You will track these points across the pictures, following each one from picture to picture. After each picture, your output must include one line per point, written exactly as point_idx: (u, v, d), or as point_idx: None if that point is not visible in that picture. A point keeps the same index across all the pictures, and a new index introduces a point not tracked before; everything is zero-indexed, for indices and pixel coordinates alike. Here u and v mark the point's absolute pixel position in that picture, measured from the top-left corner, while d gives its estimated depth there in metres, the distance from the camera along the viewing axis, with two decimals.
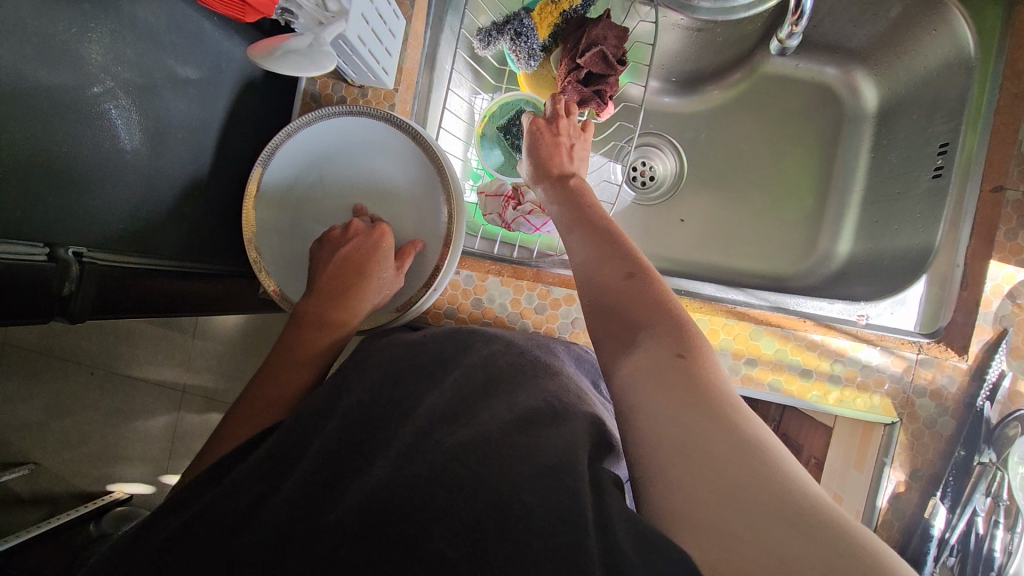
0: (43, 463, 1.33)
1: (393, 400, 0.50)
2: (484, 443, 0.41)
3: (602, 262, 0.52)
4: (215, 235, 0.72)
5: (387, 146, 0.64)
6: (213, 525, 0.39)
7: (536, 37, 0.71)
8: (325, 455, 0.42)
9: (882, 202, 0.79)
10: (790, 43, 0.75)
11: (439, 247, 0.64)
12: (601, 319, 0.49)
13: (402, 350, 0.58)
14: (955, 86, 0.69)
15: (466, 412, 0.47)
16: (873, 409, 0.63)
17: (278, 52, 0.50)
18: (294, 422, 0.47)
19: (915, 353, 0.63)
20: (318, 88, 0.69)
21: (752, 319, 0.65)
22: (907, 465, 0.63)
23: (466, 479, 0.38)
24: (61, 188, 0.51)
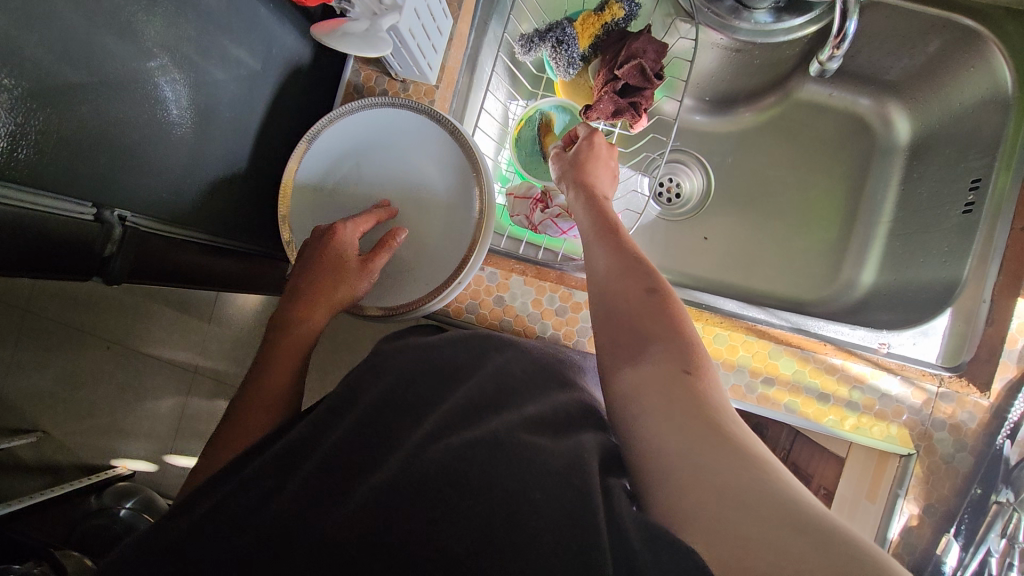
0: (51, 432, 1.34)
1: (407, 397, 0.49)
2: (491, 442, 0.40)
3: (614, 279, 0.52)
4: (252, 215, 0.74)
5: (421, 140, 0.65)
6: (225, 519, 0.39)
7: (577, 46, 0.72)
8: (332, 450, 0.43)
9: (908, 235, 0.78)
10: (830, 66, 0.74)
11: (458, 251, 0.64)
12: (612, 328, 0.49)
13: (419, 350, 0.57)
14: (991, 124, 0.69)
15: (483, 415, 0.46)
16: (890, 438, 0.62)
17: (338, 33, 0.53)
18: (314, 417, 0.47)
19: (936, 385, 0.62)
20: (362, 80, 0.71)
21: (772, 338, 0.65)
22: (921, 499, 0.62)
23: (480, 471, 0.38)
24: (115, 155, 0.53)
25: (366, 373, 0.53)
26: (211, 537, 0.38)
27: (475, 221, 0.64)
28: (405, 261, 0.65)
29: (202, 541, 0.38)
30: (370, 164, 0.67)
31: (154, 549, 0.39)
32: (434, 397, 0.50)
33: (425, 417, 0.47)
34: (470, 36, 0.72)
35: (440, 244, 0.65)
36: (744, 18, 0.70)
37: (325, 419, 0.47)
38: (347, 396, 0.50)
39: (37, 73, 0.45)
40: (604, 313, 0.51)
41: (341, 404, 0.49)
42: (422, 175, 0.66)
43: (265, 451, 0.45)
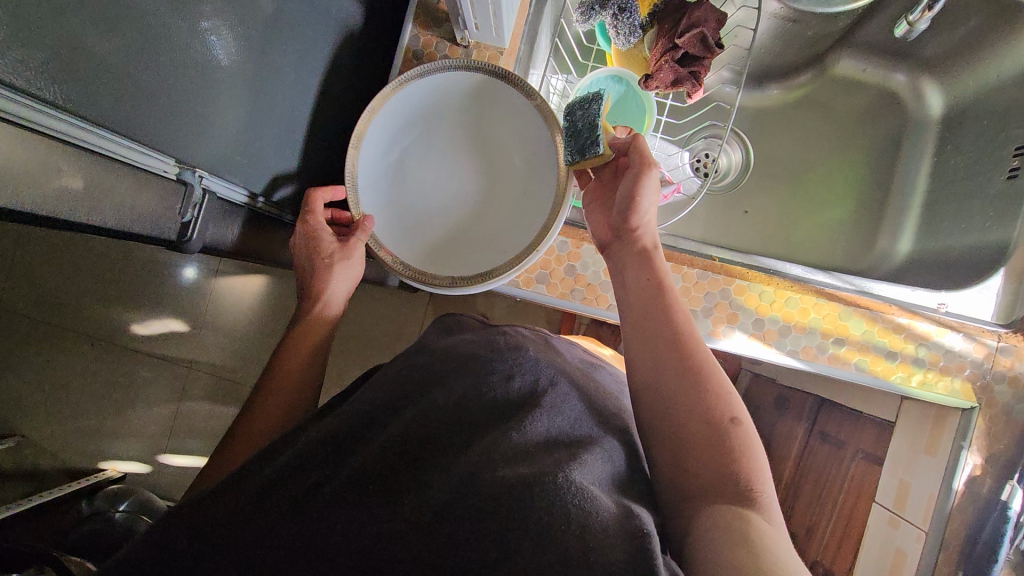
0: (29, 437, 1.36)
1: (474, 400, 0.46)
2: (550, 479, 0.35)
3: (694, 381, 0.50)
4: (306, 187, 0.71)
5: (497, 108, 0.64)
6: (244, 514, 0.35)
7: (638, 13, 0.72)
8: (365, 462, 0.38)
9: (943, 204, 0.81)
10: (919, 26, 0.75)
11: (531, 228, 0.62)
12: (679, 425, 0.48)
13: (439, 354, 0.54)
14: None
15: (539, 422, 0.43)
16: (954, 393, 0.65)
17: None
18: (362, 413, 0.43)
19: (995, 341, 0.65)
20: (422, 45, 0.69)
21: (841, 300, 0.66)
22: (984, 449, 0.65)
23: (522, 498, 0.34)
24: (200, 117, 0.49)
25: (421, 371, 0.50)
26: (224, 534, 0.35)
27: (558, 190, 0.61)
28: (472, 239, 0.64)
29: (221, 539, 0.35)
30: (436, 132, 0.65)
31: (174, 541, 0.35)
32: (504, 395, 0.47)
33: (497, 423, 0.43)
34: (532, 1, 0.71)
35: (505, 226, 0.64)
36: None
37: (381, 414, 0.44)
38: (409, 393, 0.46)
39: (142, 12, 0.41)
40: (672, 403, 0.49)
41: (405, 400, 0.45)
42: (491, 152, 0.65)
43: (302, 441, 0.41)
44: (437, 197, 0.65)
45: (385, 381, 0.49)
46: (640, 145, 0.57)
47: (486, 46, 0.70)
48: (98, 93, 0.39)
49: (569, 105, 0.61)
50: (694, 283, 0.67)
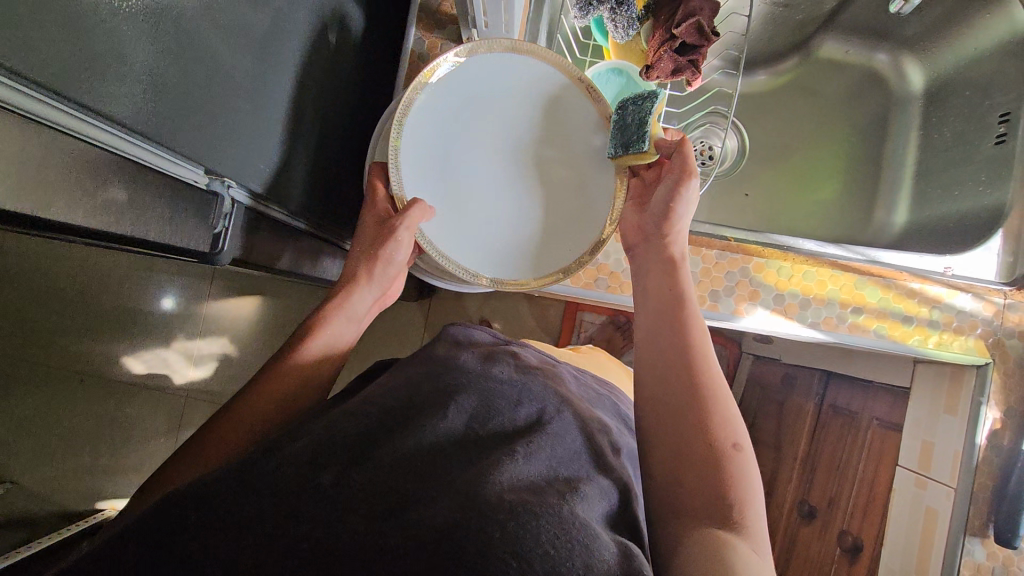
0: (20, 481, 1.31)
1: (482, 428, 0.44)
2: (548, 512, 0.34)
3: (702, 397, 0.48)
4: (322, 197, 0.71)
5: (549, 96, 0.61)
6: (219, 505, 0.33)
7: (635, 6, 0.74)
8: (353, 478, 0.36)
9: (934, 175, 0.85)
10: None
11: (593, 223, 0.61)
12: (686, 439, 0.46)
13: (429, 372, 0.51)
14: (1013, 65, 0.75)
15: (539, 445, 0.43)
16: (969, 351, 0.67)
17: None
18: (372, 427, 0.41)
19: (1002, 298, 0.68)
20: (427, 48, 0.70)
21: (855, 270, 0.68)
22: (1002, 403, 0.67)
23: (517, 535, 0.31)
24: (242, 128, 0.50)
25: (427, 387, 0.47)
26: (190, 525, 0.32)
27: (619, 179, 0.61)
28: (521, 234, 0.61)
29: (187, 531, 0.32)
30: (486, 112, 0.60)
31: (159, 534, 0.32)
32: (510, 421, 0.46)
33: (503, 447, 0.41)
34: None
35: (561, 224, 0.62)
36: None
37: (390, 429, 0.41)
38: (417, 411, 0.44)
39: (177, 25, 0.40)
40: (686, 414, 0.47)
41: (411, 414, 0.43)
42: (540, 139, 0.61)
43: (295, 443, 0.39)
44: (486, 188, 0.61)
45: (385, 390, 0.47)
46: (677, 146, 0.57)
47: None
48: (140, 97, 0.38)
49: (619, 102, 0.59)
50: (714, 264, 0.68)
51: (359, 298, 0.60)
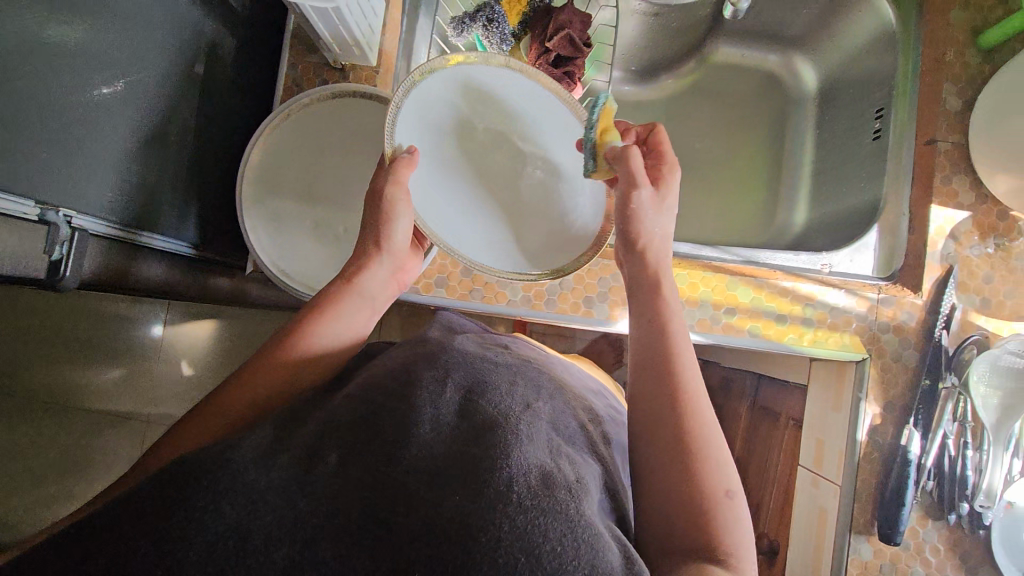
0: None
1: (482, 402, 0.41)
2: (562, 514, 0.31)
3: (685, 445, 0.41)
4: (208, 222, 0.72)
5: (536, 107, 0.59)
6: (230, 476, 0.32)
7: (507, 23, 0.77)
8: (351, 470, 0.34)
9: (829, 172, 0.85)
10: None
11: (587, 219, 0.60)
12: (669, 476, 0.41)
13: (426, 351, 0.50)
14: (884, 60, 0.75)
15: (540, 428, 0.41)
16: (844, 347, 0.67)
17: None
18: (375, 407, 0.40)
19: (876, 293, 0.68)
20: (300, 73, 0.72)
21: (728, 271, 0.69)
22: (880, 398, 0.67)
23: (522, 530, 0.30)
24: (55, 145, 0.50)
25: (426, 370, 0.44)
26: (199, 498, 0.30)
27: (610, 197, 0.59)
28: (495, 245, 0.60)
29: (192, 502, 0.30)
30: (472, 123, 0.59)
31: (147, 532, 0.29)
32: (511, 401, 0.43)
33: (501, 426, 0.38)
34: (403, 22, 0.75)
35: (549, 238, 0.60)
36: None
37: (382, 406, 0.40)
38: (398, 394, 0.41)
39: None
40: (676, 457, 0.41)
41: (401, 397, 0.40)
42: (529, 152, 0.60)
43: (293, 433, 0.38)
44: (468, 205, 0.59)
45: (373, 376, 0.45)
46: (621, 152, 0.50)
47: (364, 68, 0.72)
48: None
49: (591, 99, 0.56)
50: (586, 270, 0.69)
51: (369, 281, 0.53)
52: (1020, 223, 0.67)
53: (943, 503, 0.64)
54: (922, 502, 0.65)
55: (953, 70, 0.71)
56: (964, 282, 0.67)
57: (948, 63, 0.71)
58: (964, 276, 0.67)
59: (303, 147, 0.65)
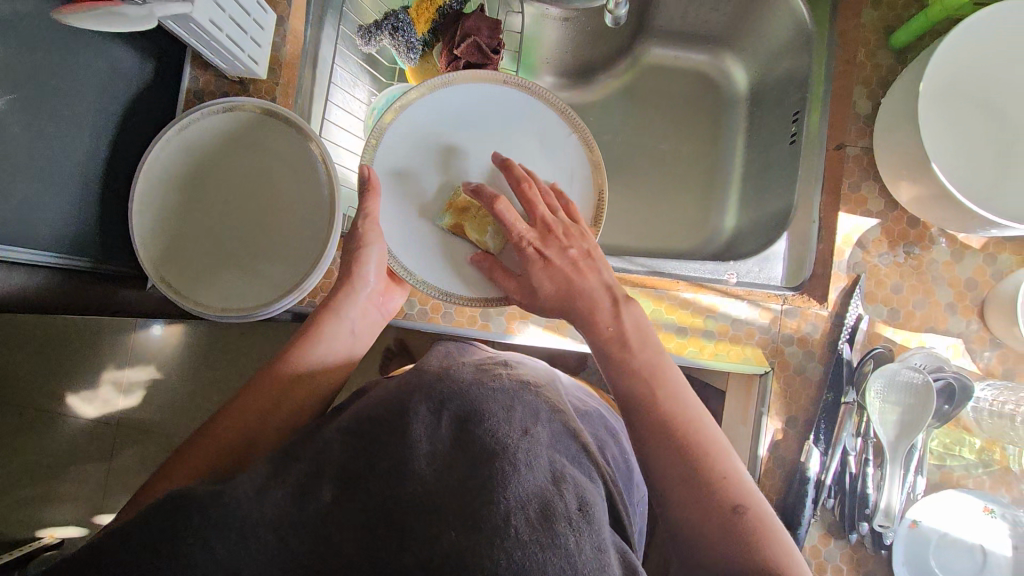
0: None
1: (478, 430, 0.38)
2: (566, 561, 0.30)
3: (691, 434, 0.46)
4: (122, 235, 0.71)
5: (520, 115, 0.64)
6: (218, 511, 0.33)
7: (413, 31, 0.76)
8: (345, 502, 0.35)
9: (756, 177, 0.83)
10: (619, 11, 0.73)
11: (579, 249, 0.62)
12: (687, 478, 0.45)
13: (435, 369, 0.47)
14: (801, 62, 0.73)
15: (546, 446, 0.39)
16: (746, 360, 0.65)
17: (106, 14, 0.47)
18: (378, 428, 0.39)
19: (780, 304, 0.66)
20: (201, 86, 0.72)
21: (628, 283, 0.67)
22: (783, 413, 0.64)
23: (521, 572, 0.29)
24: None
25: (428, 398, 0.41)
26: (186, 533, 0.32)
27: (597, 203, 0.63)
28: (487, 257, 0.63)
29: (182, 536, 0.32)
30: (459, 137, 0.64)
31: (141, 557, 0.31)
32: (509, 427, 0.38)
33: (501, 450, 0.36)
34: (307, 32, 0.75)
35: None
36: None
37: (390, 423, 0.39)
38: (389, 417, 0.40)
39: None
40: (698, 458, 0.45)
41: (396, 424, 0.39)
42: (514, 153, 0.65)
43: (293, 465, 0.38)
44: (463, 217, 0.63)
45: (376, 405, 0.43)
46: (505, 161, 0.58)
47: (263, 81, 0.72)
48: None
49: None
50: None
51: (350, 308, 0.58)
52: (930, 231, 0.65)
53: (844, 522, 0.61)
54: (822, 520, 0.62)
55: (865, 71, 0.69)
56: (871, 292, 0.65)
57: (859, 63, 0.69)
58: (871, 286, 0.65)
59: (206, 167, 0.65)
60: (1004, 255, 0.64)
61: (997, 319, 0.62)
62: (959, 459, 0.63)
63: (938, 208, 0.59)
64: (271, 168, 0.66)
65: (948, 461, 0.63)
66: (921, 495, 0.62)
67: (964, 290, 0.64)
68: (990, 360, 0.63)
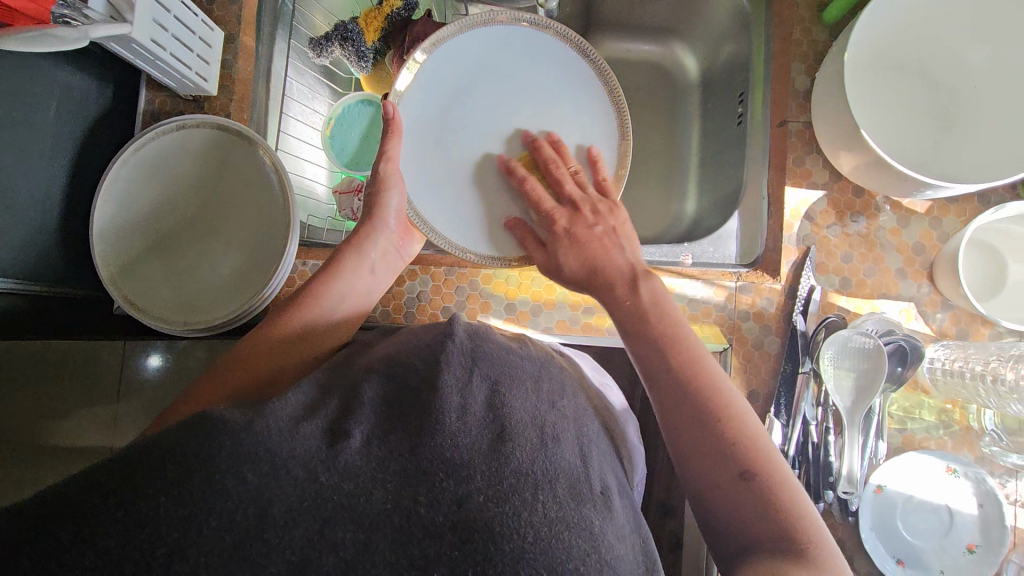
0: None
1: (509, 397, 0.37)
2: (581, 530, 0.31)
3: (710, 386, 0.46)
4: (82, 258, 0.72)
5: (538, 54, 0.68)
6: (252, 438, 0.31)
7: (363, 40, 0.77)
8: (382, 447, 0.33)
9: (711, 160, 0.84)
10: (551, 5, 0.75)
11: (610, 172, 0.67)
12: (708, 451, 0.43)
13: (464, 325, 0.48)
14: (743, 44, 0.74)
15: (563, 417, 0.40)
16: (704, 338, 0.66)
17: (39, 36, 0.49)
18: (413, 374, 0.39)
19: (734, 281, 0.66)
20: (157, 106, 0.73)
21: None
22: (744, 388, 0.65)
23: (544, 543, 0.30)
24: None
25: (455, 346, 0.41)
26: (219, 460, 0.29)
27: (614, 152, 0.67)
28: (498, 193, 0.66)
29: (214, 463, 0.29)
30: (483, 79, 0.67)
31: (172, 466, 0.29)
32: (541, 398, 0.40)
33: (529, 422, 0.36)
34: (259, 48, 0.76)
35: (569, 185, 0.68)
36: None
37: (420, 374, 0.38)
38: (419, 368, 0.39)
39: None
40: (709, 430, 0.44)
41: (426, 373, 0.38)
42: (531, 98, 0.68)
43: (323, 403, 0.37)
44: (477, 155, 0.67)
45: (405, 352, 0.43)
46: (555, 140, 0.66)
47: (217, 97, 0.73)
48: None
49: None
50: (444, 280, 0.70)
51: (372, 249, 0.62)
52: (876, 199, 0.66)
53: (810, 492, 0.62)
54: None
55: (802, 48, 0.70)
56: (822, 263, 0.66)
57: (795, 41, 0.70)
58: (822, 257, 0.66)
59: (186, 182, 0.67)
60: (949, 218, 0.65)
61: (945, 282, 0.63)
62: (919, 422, 0.63)
63: (876, 176, 0.60)
64: (233, 187, 0.67)
65: (909, 425, 0.63)
66: (883, 459, 0.62)
67: (913, 255, 0.65)
68: (943, 321, 0.64)
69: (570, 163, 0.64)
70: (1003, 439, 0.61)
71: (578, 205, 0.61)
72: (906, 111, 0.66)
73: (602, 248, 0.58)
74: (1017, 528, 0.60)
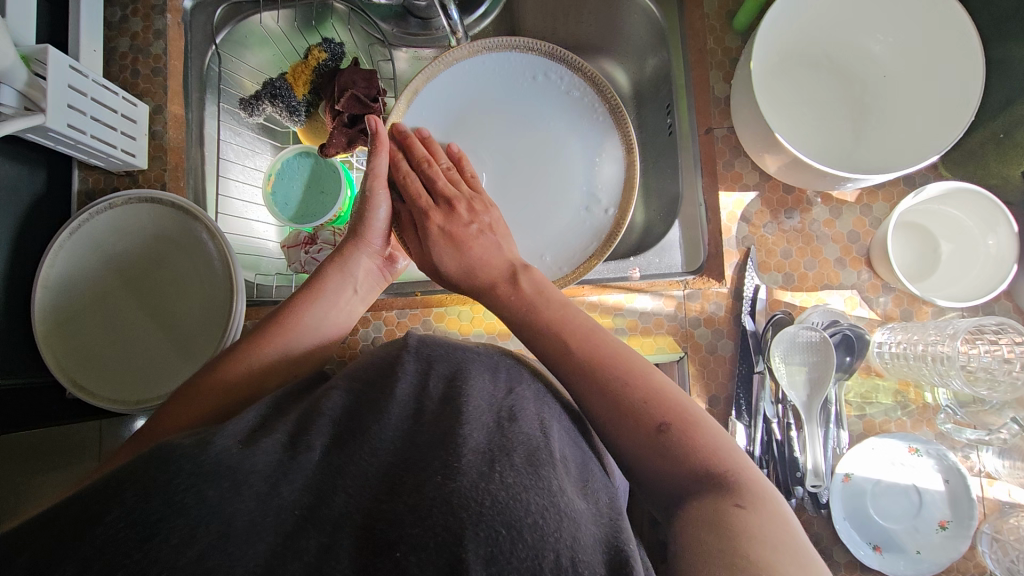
0: None
1: (465, 387, 0.38)
2: (542, 490, 0.30)
3: (635, 382, 0.44)
4: (32, 347, 0.71)
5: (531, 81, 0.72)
6: (214, 460, 0.29)
7: (293, 95, 0.78)
8: (342, 454, 0.32)
9: None
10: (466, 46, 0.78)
11: (603, 220, 0.70)
12: (609, 403, 0.43)
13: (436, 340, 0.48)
14: (662, 56, 0.76)
15: (525, 403, 0.39)
16: (659, 349, 0.67)
17: None
18: (366, 388, 0.39)
19: (682, 289, 0.67)
20: (91, 185, 0.73)
21: None
22: (705, 393, 0.65)
23: (503, 505, 0.28)
24: None
25: (410, 352, 0.42)
26: (178, 482, 0.28)
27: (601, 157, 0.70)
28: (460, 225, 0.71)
29: (173, 486, 0.28)
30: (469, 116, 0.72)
31: (130, 487, 0.27)
32: (493, 388, 0.40)
33: (487, 411, 0.36)
34: (189, 115, 0.76)
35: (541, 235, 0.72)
36: (435, 27, 0.80)
37: (375, 391, 0.38)
38: (375, 381, 0.39)
39: None
40: (614, 392, 0.43)
41: (382, 384, 0.39)
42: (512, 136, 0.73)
43: (281, 421, 0.35)
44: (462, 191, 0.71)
45: (360, 367, 0.43)
46: (425, 135, 0.66)
47: (150, 169, 0.73)
48: None
49: None
50: (397, 323, 0.70)
51: (354, 266, 0.60)
52: (806, 194, 0.68)
53: (781, 490, 0.62)
54: None
55: (717, 56, 0.72)
56: (763, 261, 0.67)
57: (710, 51, 0.73)
58: (762, 256, 0.67)
59: (128, 254, 0.66)
60: (879, 204, 0.67)
61: (883, 267, 0.64)
62: (877, 406, 0.64)
63: (801, 173, 0.62)
64: (170, 257, 0.67)
65: (868, 410, 0.64)
66: (847, 448, 0.63)
67: (849, 243, 0.67)
68: (887, 304, 0.65)
69: (443, 160, 0.65)
70: (958, 413, 0.62)
71: (452, 202, 0.61)
72: (826, 105, 0.68)
73: (480, 255, 0.59)
74: (984, 498, 0.61)
